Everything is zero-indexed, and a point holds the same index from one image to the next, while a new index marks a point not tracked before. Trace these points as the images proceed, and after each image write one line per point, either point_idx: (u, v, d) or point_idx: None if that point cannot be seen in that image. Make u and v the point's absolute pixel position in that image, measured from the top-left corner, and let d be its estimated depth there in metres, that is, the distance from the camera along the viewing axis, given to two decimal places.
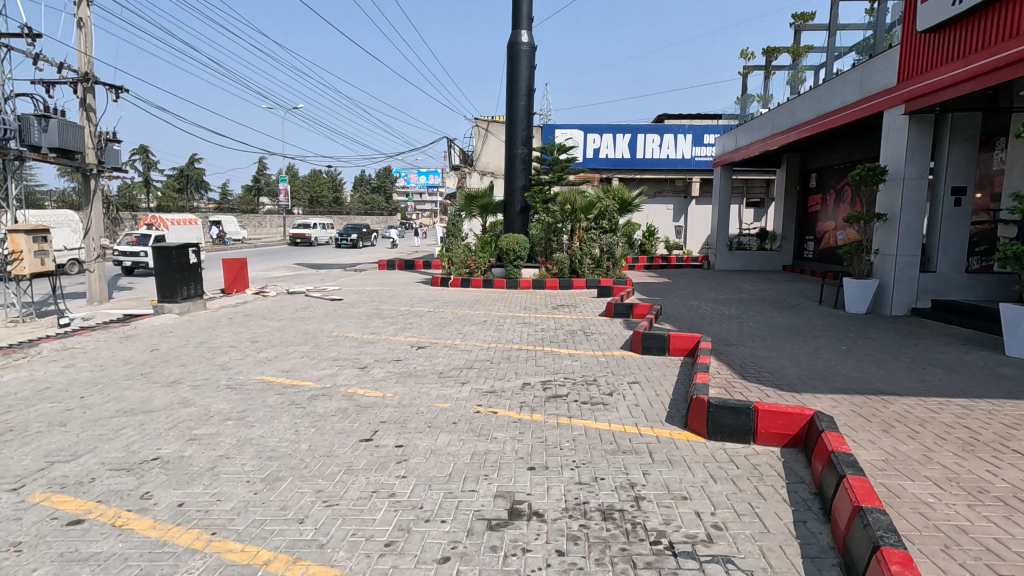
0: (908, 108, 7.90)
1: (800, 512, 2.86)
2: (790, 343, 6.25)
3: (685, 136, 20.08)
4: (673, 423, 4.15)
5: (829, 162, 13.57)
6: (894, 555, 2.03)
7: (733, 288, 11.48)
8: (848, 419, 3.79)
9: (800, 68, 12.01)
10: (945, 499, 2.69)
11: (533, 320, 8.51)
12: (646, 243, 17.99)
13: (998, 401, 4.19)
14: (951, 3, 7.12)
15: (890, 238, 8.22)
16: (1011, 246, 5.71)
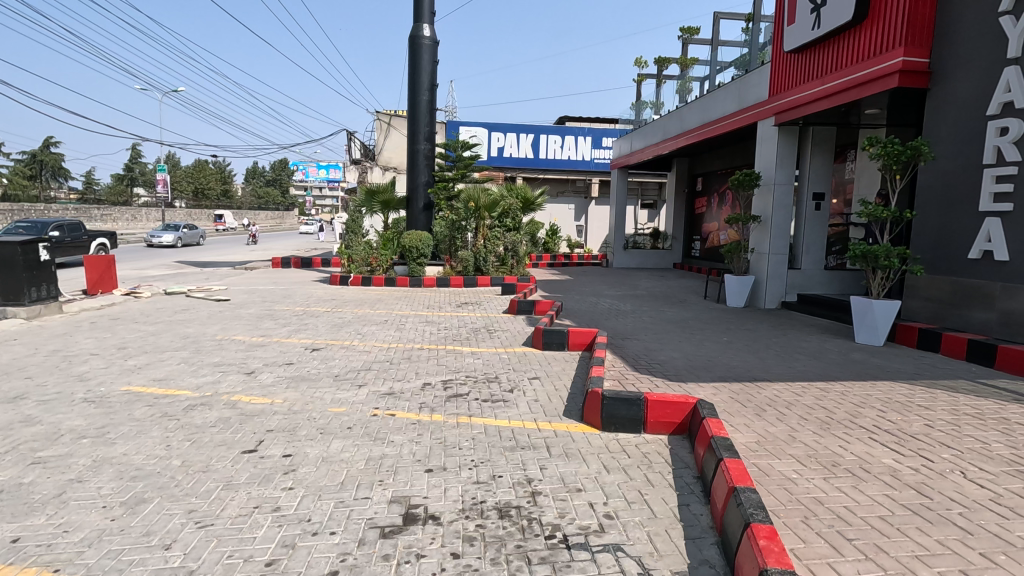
0: (777, 120, 8.76)
1: (685, 496, 3.02)
2: (679, 335, 6.67)
3: (585, 139, 20.84)
4: (571, 417, 4.24)
5: (713, 167, 14.69)
6: (762, 530, 2.19)
7: (629, 285, 12.09)
8: (727, 405, 4.08)
9: (687, 79, 12.85)
10: (806, 474, 2.97)
11: (437, 319, 8.40)
12: (549, 241, 18.45)
13: (850, 383, 4.73)
14: (810, 28, 7.97)
15: (764, 237, 9.02)
16: (859, 246, 6.46)
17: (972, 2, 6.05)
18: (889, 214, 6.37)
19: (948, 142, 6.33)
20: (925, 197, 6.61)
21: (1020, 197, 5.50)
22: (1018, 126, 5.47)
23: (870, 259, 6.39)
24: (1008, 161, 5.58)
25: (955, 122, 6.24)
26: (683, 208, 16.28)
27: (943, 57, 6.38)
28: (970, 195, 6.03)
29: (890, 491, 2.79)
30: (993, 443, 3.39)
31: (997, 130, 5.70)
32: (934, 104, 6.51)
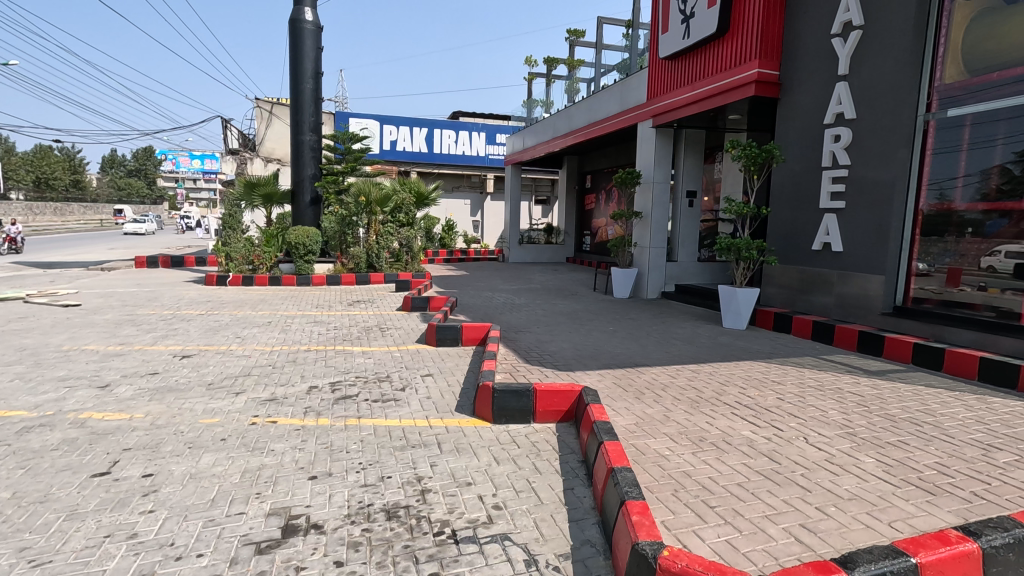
0: (654, 122, 9.37)
1: (569, 480, 3.14)
2: (569, 327, 6.93)
3: (479, 135, 20.97)
4: (463, 411, 4.24)
5: (599, 165, 15.41)
6: (635, 506, 2.33)
7: (523, 279, 12.36)
8: (610, 390, 4.32)
9: (574, 79, 13.33)
10: (677, 450, 3.21)
11: (325, 318, 8.01)
12: (446, 237, 18.33)
13: (717, 364, 5.20)
14: (681, 38, 8.61)
15: (645, 232, 9.62)
16: (725, 239, 7.10)
17: (811, 23, 6.87)
18: (749, 211, 7.07)
19: (795, 147, 7.14)
20: (778, 195, 7.41)
21: (850, 196, 6.34)
22: (848, 134, 6.30)
23: (734, 251, 7.05)
24: (841, 164, 6.41)
25: (799, 129, 7.06)
26: (574, 204, 16.94)
27: (789, 71, 7.18)
28: (812, 193, 6.84)
29: (747, 460, 3.10)
30: (829, 411, 3.89)
31: (832, 137, 6.53)
32: (783, 112, 7.31)
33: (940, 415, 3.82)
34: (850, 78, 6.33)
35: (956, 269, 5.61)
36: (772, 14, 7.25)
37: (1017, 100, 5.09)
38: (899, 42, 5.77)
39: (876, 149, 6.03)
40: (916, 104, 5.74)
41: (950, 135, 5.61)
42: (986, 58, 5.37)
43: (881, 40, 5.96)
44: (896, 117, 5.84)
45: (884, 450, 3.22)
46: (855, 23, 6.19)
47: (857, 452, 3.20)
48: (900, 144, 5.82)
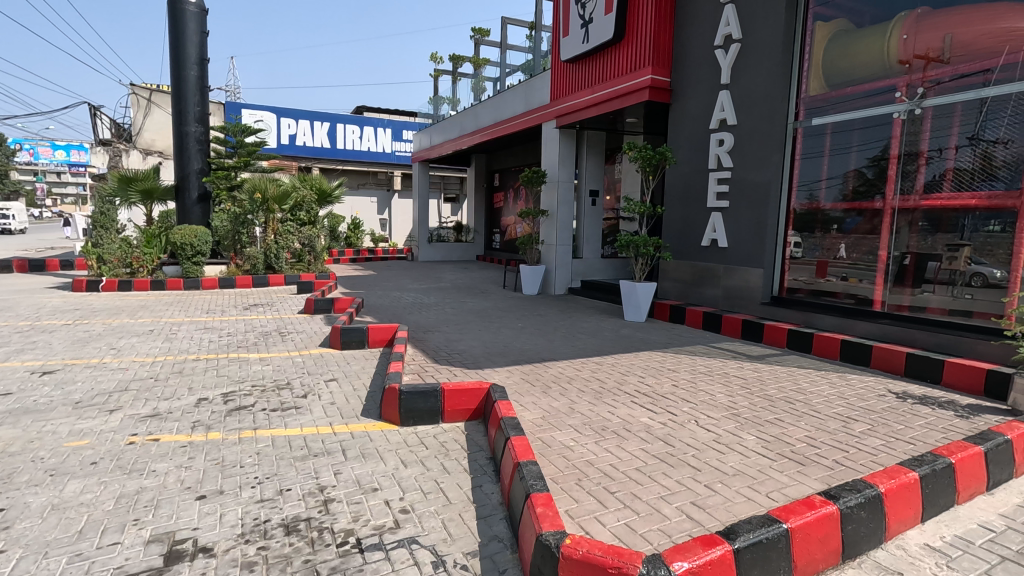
0: (557, 123, 9.62)
1: (477, 477, 3.15)
2: (478, 324, 6.96)
3: (385, 131, 20.47)
4: (369, 415, 4.12)
5: (507, 164, 15.62)
6: (539, 499, 2.38)
7: (433, 277, 12.22)
8: (517, 386, 4.39)
9: (480, 78, 13.37)
10: (581, 440, 3.33)
11: (217, 324, 7.43)
12: (351, 235, 17.67)
13: (619, 355, 5.46)
14: (580, 42, 8.91)
15: (551, 230, 9.86)
16: (625, 236, 7.45)
17: (697, 35, 7.38)
18: (646, 209, 7.47)
19: (685, 149, 7.64)
20: (671, 195, 7.90)
21: (733, 196, 6.89)
22: (731, 139, 6.84)
23: (633, 248, 7.41)
24: (725, 166, 6.95)
25: (689, 133, 7.57)
26: (483, 202, 17.01)
27: (679, 79, 7.68)
28: (701, 194, 7.36)
29: (645, 445, 3.28)
30: (717, 394, 4.22)
31: (717, 142, 7.05)
32: (675, 117, 7.80)
33: (809, 393, 4.27)
34: (732, 86, 6.88)
35: (824, 262, 6.23)
36: (663, 24, 7.70)
37: (866, 112, 5.78)
38: (771, 56, 6.36)
39: (755, 153, 6.59)
40: (786, 113, 6.35)
41: (815, 142, 6.26)
42: (841, 74, 6.05)
43: (756, 53, 6.54)
44: (770, 125, 6.42)
45: (763, 427, 3.54)
46: (735, 36, 6.73)
47: (740, 431, 3.49)
48: (775, 149, 6.41)
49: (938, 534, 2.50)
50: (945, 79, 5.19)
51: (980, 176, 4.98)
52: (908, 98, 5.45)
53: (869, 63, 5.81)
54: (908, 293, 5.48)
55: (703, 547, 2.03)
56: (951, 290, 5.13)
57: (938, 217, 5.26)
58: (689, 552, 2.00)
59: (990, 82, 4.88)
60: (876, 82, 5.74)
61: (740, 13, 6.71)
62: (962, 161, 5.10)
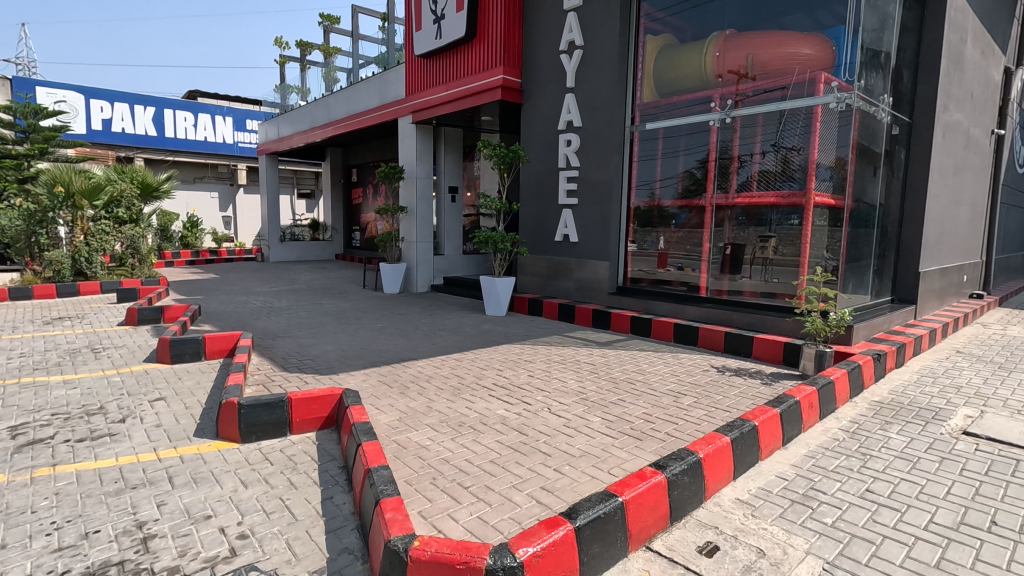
0: (413, 118, 9.47)
1: (327, 489, 2.99)
2: (334, 327, 6.62)
3: (225, 119, 18.59)
4: (203, 436, 3.69)
5: (364, 159, 15.04)
6: (389, 504, 2.30)
7: (286, 279, 11.39)
8: (374, 389, 4.24)
9: (331, 68, 12.69)
10: (437, 439, 3.31)
11: (6, 344, 6.18)
12: (188, 235, 15.82)
13: (478, 350, 5.55)
14: (433, 37, 8.85)
15: (411, 227, 9.70)
16: (482, 233, 7.57)
17: (544, 39, 7.71)
18: (502, 206, 7.65)
19: (537, 149, 7.96)
20: (526, 192, 8.19)
21: (581, 194, 7.33)
22: (577, 140, 7.27)
23: (491, 244, 7.56)
24: (573, 166, 7.37)
25: (540, 133, 7.89)
26: (340, 198, 16.22)
27: (529, 80, 7.96)
28: (553, 191, 7.72)
29: (499, 437, 3.35)
30: (569, 381, 4.47)
31: (565, 142, 7.44)
32: (527, 117, 8.07)
33: (647, 373, 4.70)
34: (577, 90, 7.30)
35: (663, 254, 6.82)
36: (512, 25, 7.92)
37: (689, 119, 6.47)
38: (609, 64, 6.86)
39: (598, 154, 7.07)
40: (624, 117, 6.91)
41: (649, 145, 6.88)
42: (668, 85, 6.70)
43: (597, 60, 7.00)
44: (610, 127, 6.94)
45: (607, 408, 3.82)
46: (578, 43, 7.15)
47: (588, 414, 3.73)
48: (615, 150, 6.93)
49: (746, 488, 2.88)
50: (750, 93, 5.96)
51: (780, 178, 5.79)
52: (721, 108, 6.21)
53: (690, 75, 6.50)
54: (726, 279, 6.25)
55: (547, 529, 2.12)
56: (762, 276, 5.93)
57: (748, 213, 6.04)
58: (534, 537, 2.08)
59: (786, 97, 5.69)
60: (696, 93, 6.43)
61: (582, 21, 7.13)
62: (765, 165, 5.88)
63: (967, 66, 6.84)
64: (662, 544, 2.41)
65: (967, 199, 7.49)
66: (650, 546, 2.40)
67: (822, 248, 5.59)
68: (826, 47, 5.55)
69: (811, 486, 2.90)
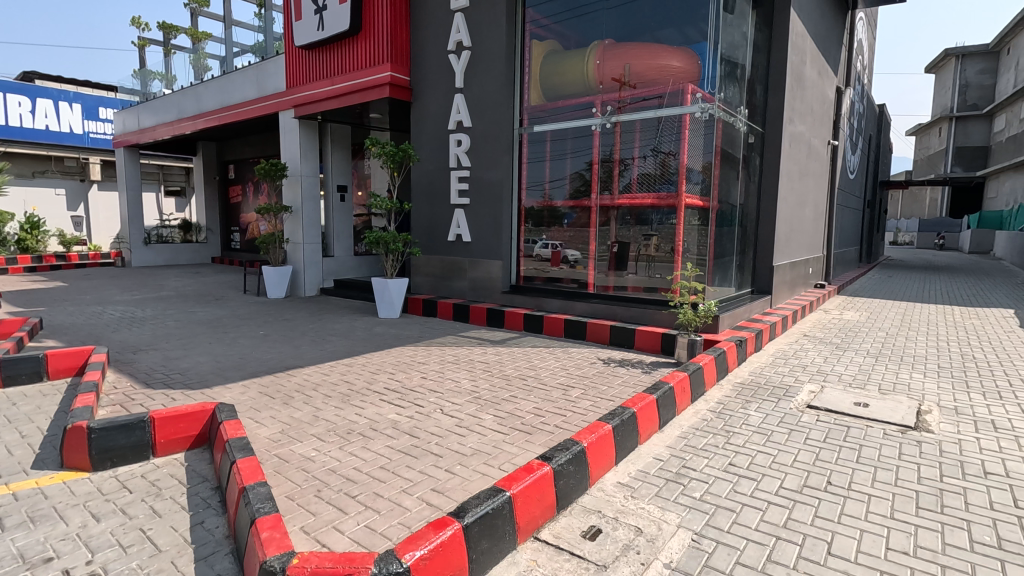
0: (296, 113, 8.97)
1: (197, 513, 2.74)
2: (209, 336, 6.09)
3: (71, 106, 16.39)
4: (43, 467, 3.22)
5: (242, 154, 13.98)
6: (266, 522, 2.17)
7: (152, 285, 10.28)
8: (254, 401, 3.96)
9: (200, 55, 11.67)
10: (324, 449, 3.16)
11: None
12: (27, 238, 13.75)
13: (369, 354, 5.39)
14: (315, 29, 8.42)
15: (297, 228, 9.19)
16: (372, 234, 7.35)
17: (432, 38, 7.65)
18: (393, 206, 7.48)
19: (427, 148, 7.87)
20: (417, 192, 8.07)
21: (473, 194, 7.38)
22: (467, 140, 7.31)
23: (382, 245, 7.36)
24: (464, 166, 7.39)
25: (430, 133, 7.82)
26: (215, 196, 14.94)
27: (417, 78, 7.86)
28: (444, 191, 7.70)
29: (390, 442, 3.28)
30: (463, 381, 4.48)
31: (455, 142, 7.44)
32: (416, 116, 7.96)
33: (538, 369, 4.83)
34: (465, 91, 7.33)
35: (556, 253, 7.03)
36: (399, 22, 7.77)
37: (573, 123, 6.74)
38: (496, 66, 6.98)
39: (488, 154, 7.17)
40: (512, 119, 7.05)
41: (537, 147, 7.08)
42: (554, 89, 6.94)
43: (484, 62, 7.09)
44: (499, 128, 7.06)
45: (499, 406, 3.88)
46: (465, 44, 7.19)
47: (480, 412, 3.76)
48: (505, 151, 7.06)
49: (626, 471, 3.07)
50: (629, 101, 6.33)
51: (659, 181, 6.13)
52: (602, 114, 6.52)
53: (574, 81, 6.77)
54: (612, 276, 6.60)
55: (434, 531, 2.11)
56: (646, 273, 6.29)
57: (629, 213, 6.40)
58: (421, 540, 2.06)
59: (662, 105, 6.11)
60: (580, 98, 6.71)
61: (469, 22, 7.18)
62: (643, 168, 6.26)
63: (807, 85, 7.82)
64: (549, 533, 2.49)
65: (810, 201, 8.56)
66: (538, 536, 2.47)
67: (693, 245, 6.10)
68: (693, 61, 6.07)
69: (682, 464, 3.15)
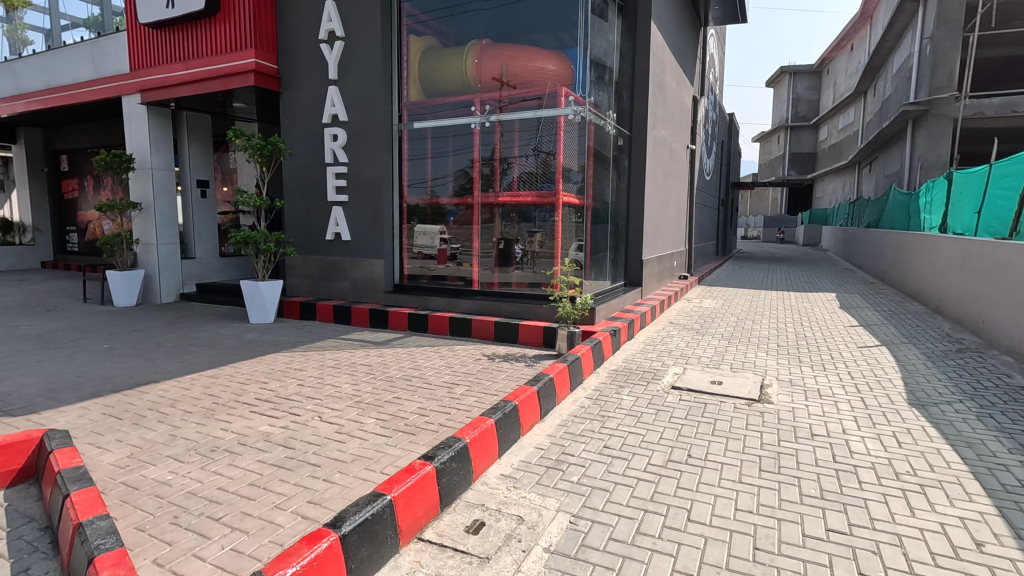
0: (143, 98, 8.02)
1: (21, 560, 2.35)
2: (37, 353, 5.25)
3: None
4: None
5: (77, 143, 12.21)
6: (107, 560, 1.92)
7: None
8: (96, 424, 3.48)
9: (18, 25, 9.99)
10: (182, 471, 2.87)
11: None
12: None
13: (238, 363, 4.99)
14: (164, 6, 7.56)
15: (149, 227, 8.24)
16: (239, 233, 6.79)
17: (301, 25, 7.23)
18: (263, 203, 6.97)
19: (300, 142, 7.43)
20: (289, 188, 7.59)
21: (351, 191, 7.12)
22: (343, 135, 7.02)
23: (251, 245, 6.83)
24: (340, 162, 7.09)
25: (302, 126, 7.38)
26: (43, 191, 12.89)
27: (286, 67, 7.38)
28: (320, 187, 7.32)
29: (261, 456, 3.06)
30: (343, 385, 4.30)
31: (330, 136, 7.11)
32: (286, 107, 7.47)
33: (423, 368, 4.79)
34: (340, 83, 7.03)
35: (443, 251, 6.92)
36: (263, 5, 7.24)
37: (453, 121, 6.70)
38: (372, 60, 6.78)
39: (366, 150, 6.94)
40: (391, 114, 6.89)
41: (417, 144, 6.97)
42: (433, 86, 6.86)
43: (359, 54, 6.86)
44: (377, 123, 6.87)
45: (381, 408, 3.78)
46: (338, 34, 6.88)
47: (361, 417, 3.64)
48: (384, 147, 6.89)
49: (509, 463, 3.15)
50: (509, 101, 6.44)
51: (543, 178, 6.28)
52: (481, 113, 6.56)
53: (452, 78, 6.72)
54: (497, 272, 6.69)
55: (308, 546, 2.00)
56: (532, 268, 6.46)
57: (510, 210, 6.52)
58: (294, 556, 1.95)
59: (542, 106, 6.30)
60: (459, 96, 6.68)
61: (341, 11, 6.89)
62: (523, 167, 6.40)
63: (667, 93, 8.50)
64: (433, 532, 2.48)
65: (673, 200, 9.36)
66: (422, 536, 2.45)
67: (571, 241, 6.39)
68: (566, 66, 6.34)
69: (562, 451, 3.30)
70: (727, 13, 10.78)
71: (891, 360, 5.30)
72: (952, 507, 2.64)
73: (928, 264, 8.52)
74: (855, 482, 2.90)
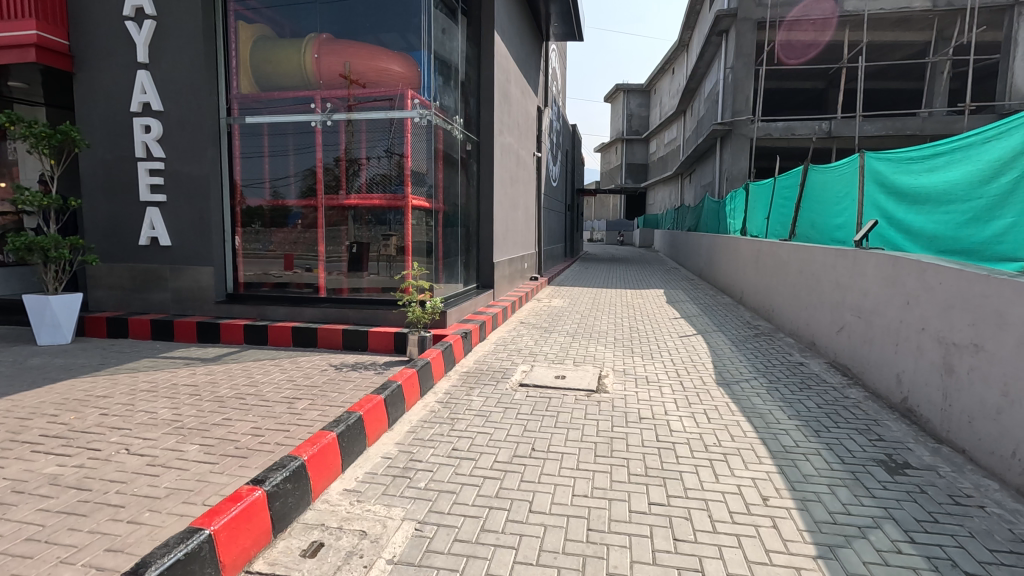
0: None
1: None
2: None
3: None
4: None
5: None
6: None
7: None
8: None
9: None
10: None
11: None
12: None
13: (18, 394, 4.13)
14: None
15: None
16: (18, 239, 5.64)
17: None
18: (52, 202, 5.87)
19: (100, 132, 6.40)
20: (88, 185, 6.50)
21: (170, 190, 6.32)
22: (158, 126, 6.20)
23: (36, 253, 5.71)
24: (155, 156, 6.25)
25: (103, 114, 6.37)
26: None
27: (79, 44, 6.32)
28: (130, 185, 6.39)
29: (44, 503, 2.57)
30: (159, 410, 3.77)
31: (141, 127, 6.23)
32: (80, 91, 6.38)
33: (259, 384, 4.39)
34: (151, 67, 6.20)
35: (288, 256, 6.44)
36: None
37: (291, 118, 6.27)
38: (192, 44, 6.09)
39: (186, 145, 6.22)
40: (217, 107, 6.26)
41: (250, 141, 6.42)
42: (267, 78, 6.36)
43: (176, 37, 6.12)
44: (200, 116, 6.18)
45: (206, 432, 3.39)
46: (146, 12, 6.06)
47: (181, 444, 3.23)
48: (209, 143, 6.23)
49: (353, 477, 3.02)
50: (353, 100, 6.19)
51: (393, 181, 6.14)
52: (323, 110, 6.23)
53: (290, 72, 6.29)
54: (345, 277, 6.39)
55: None
56: (383, 272, 6.27)
57: (358, 213, 6.27)
58: None
59: (392, 107, 6.16)
60: (299, 91, 6.27)
61: None
62: (371, 169, 6.19)
63: (512, 101, 8.83)
64: (263, 562, 2.28)
65: (521, 204, 9.76)
66: (251, 568, 2.24)
67: (421, 244, 6.34)
68: (412, 68, 6.28)
69: (409, 458, 3.25)
70: (566, 29, 11.50)
71: (704, 346, 6.08)
72: (746, 470, 3.10)
73: (733, 263, 9.90)
74: (672, 458, 3.26)
